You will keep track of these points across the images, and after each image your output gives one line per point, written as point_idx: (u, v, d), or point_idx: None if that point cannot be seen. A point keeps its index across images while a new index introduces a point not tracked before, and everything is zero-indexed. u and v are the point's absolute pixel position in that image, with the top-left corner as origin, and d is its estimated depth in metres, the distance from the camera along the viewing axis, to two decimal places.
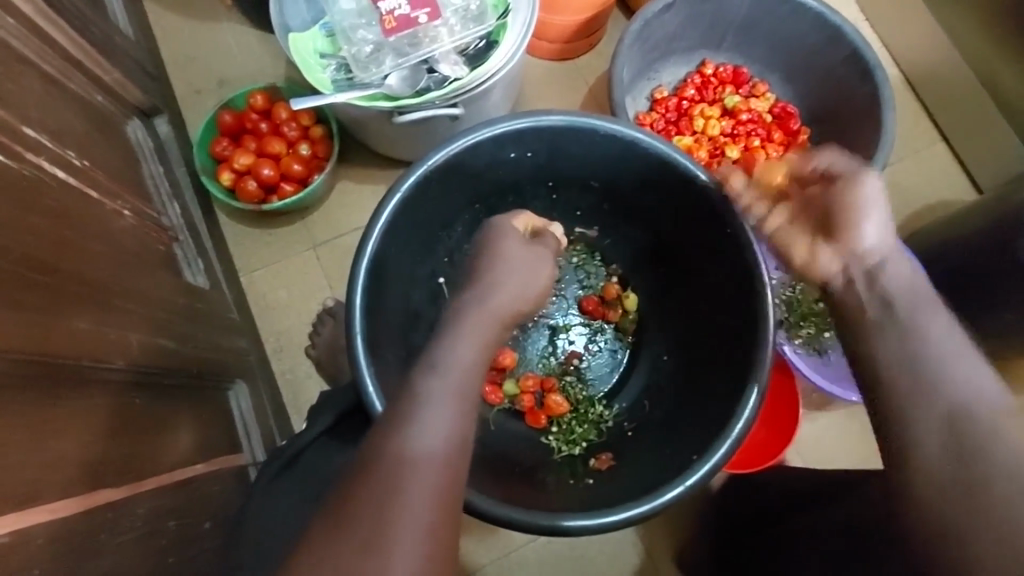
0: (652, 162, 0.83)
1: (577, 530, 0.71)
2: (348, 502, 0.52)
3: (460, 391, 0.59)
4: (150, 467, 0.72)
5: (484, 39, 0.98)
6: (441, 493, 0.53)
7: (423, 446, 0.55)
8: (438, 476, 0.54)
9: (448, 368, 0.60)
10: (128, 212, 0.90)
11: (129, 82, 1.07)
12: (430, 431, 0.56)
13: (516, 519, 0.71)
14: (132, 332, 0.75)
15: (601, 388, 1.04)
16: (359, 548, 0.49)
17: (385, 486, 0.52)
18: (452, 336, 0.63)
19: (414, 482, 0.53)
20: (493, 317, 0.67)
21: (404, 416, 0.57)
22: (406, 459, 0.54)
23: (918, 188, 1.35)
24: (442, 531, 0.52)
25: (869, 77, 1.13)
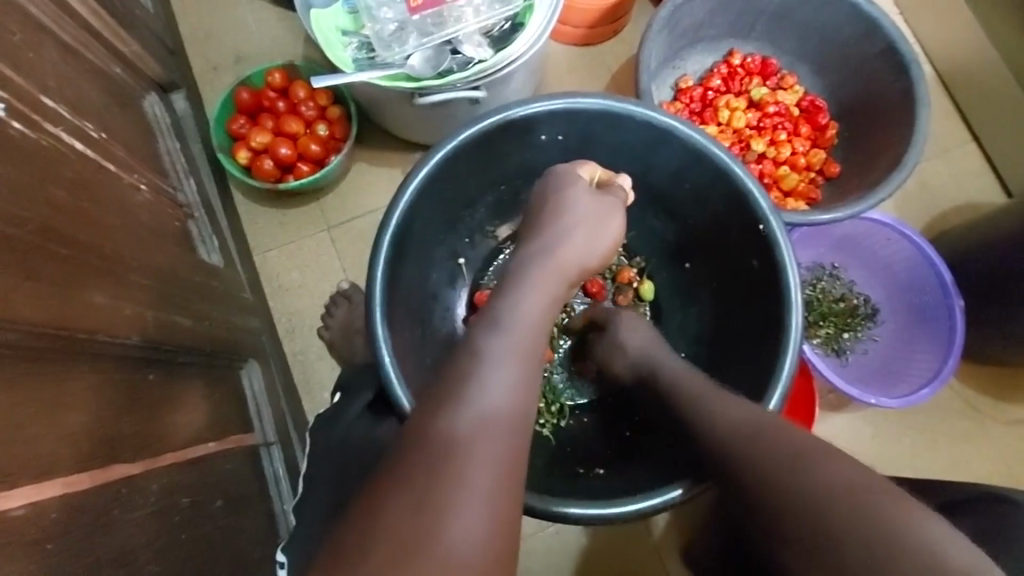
0: (684, 152, 0.81)
1: (614, 517, 0.70)
2: (406, 459, 0.49)
3: (521, 347, 0.57)
4: (163, 444, 0.71)
5: (510, 20, 0.96)
6: (505, 456, 0.50)
7: (486, 404, 0.52)
8: (502, 433, 0.51)
9: (512, 326, 0.59)
10: (144, 187, 0.89)
11: (148, 56, 1.06)
12: (495, 384, 0.54)
13: (541, 507, 0.70)
14: (147, 308, 0.74)
15: (574, 398, 1.00)
16: (421, 503, 0.46)
17: (446, 443, 0.49)
18: (515, 297, 0.62)
19: (477, 439, 0.50)
20: (557, 274, 0.66)
21: (465, 373, 0.54)
22: (467, 417, 0.51)
23: (946, 189, 1.32)
24: (506, 496, 0.48)
25: (904, 72, 1.10)
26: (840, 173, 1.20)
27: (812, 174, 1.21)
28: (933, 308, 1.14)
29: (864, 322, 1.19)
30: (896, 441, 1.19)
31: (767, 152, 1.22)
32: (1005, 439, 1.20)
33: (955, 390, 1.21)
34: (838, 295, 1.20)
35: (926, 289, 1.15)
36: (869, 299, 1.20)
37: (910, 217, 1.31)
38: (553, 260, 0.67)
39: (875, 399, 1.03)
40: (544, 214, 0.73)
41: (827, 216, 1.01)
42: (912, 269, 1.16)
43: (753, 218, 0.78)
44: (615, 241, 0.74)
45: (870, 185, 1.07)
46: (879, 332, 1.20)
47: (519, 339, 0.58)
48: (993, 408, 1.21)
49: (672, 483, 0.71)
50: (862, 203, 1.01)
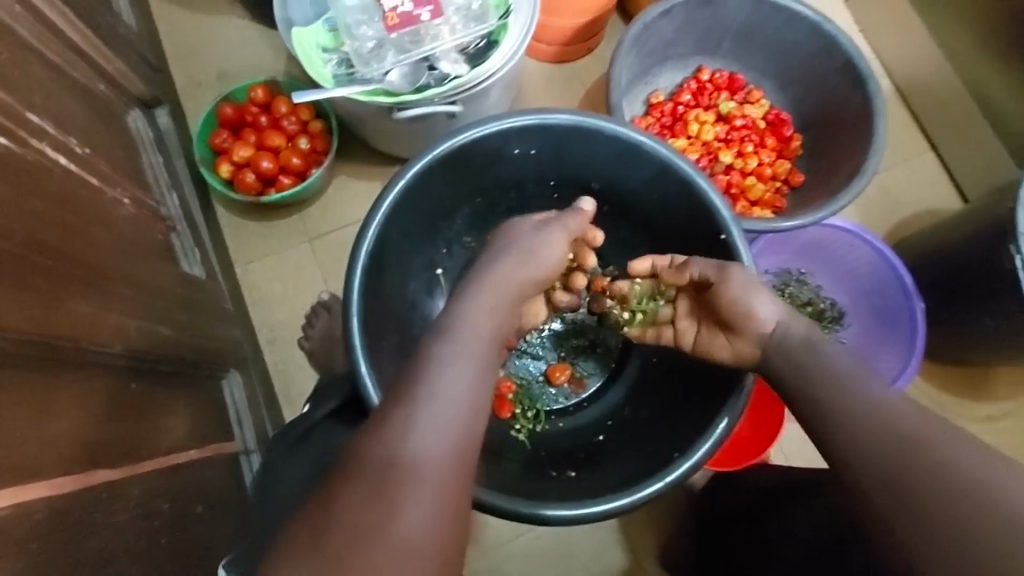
0: (651, 165, 0.85)
1: (544, 521, 0.70)
2: (364, 450, 0.53)
3: (475, 350, 0.61)
4: (145, 450, 0.73)
5: (485, 39, 1.00)
6: (454, 452, 0.53)
7: (437, 403, 0.55)
8: (452, 432, 0.54)
9: (468, 330, 0.62)
10: (128, 200, 0.91)
11: (131, 73, 1.08)
12: (449, 386, 0.57)
13: (508, 508, 0.71)
14: (130, 318, 0.76)
15: (551, 404, 1.02)
16: (372, 492, 0.50)
17: (393, 446, 0.52)
18: (473, 303, 0.66)
19: (422, 443, 0.53)
20: (510, 288, 0.70)
21: (423, 372, 0.58)
22: (419, 417, 0.54)
23: (906, 195, 1.38)
24: (450, 496, 0.51)
25: (861, 86, 1.15)
26: (804, 182, 1.25)
27: (778, 183, 1.26)
28: (895, 310, 1.19)
29: (831, 325, 1.24)
30: None
31: (734, 163, 1.28)
32: (967, 435, 1.24)
33: (920, 389, 1.26)
34: (806, 300, 1.24)
35: (887, 293, 1.20)
36: (835, 303, 1.25)
37: (873, 224, 1.37)
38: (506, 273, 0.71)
39: None
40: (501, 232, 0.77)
41: (789, 223, 1.05)
42: (875, 272, 1.20)
43: (716, 226, 0.82)
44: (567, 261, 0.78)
45: (832, 193, 1.13)
46: (845, 335, 1.24)
47: (475, 343, 0.62)
48: (957, 405, 1.25)
49: (721, 413, 0.76)
50: (822, 211, 1.06)
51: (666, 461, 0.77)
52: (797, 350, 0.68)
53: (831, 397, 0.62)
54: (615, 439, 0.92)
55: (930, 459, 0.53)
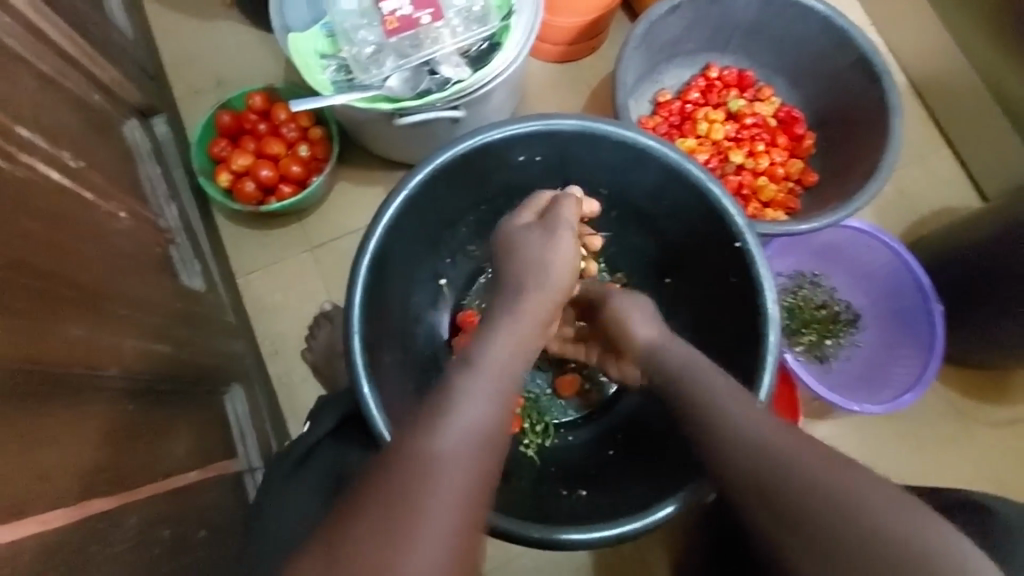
0: (661, 170, 0.81)
1: (565, 544, 0.68)
2: (394, 464, 0.54)
3: (504, 386, 0.61)
4: (142, 475, 0.71)
5: (488, 41, 0.96)
6: (472, 486, 0.54)
7: (463, 435, 0.56)
8: (470, 471, 0.54)
9: (496, 363, 0.62)
10: (124, 214, 0.88)
11: (127, 82, 1.06)
12: (472, 425, 0.57)
13: (545, 537, 0.69)
14: (125, 338, 0.74)
15: (560, 416, 1.00)
16: (396, 509, 0.50)
17: (418, 477, 0.52)
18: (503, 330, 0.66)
19: (438, 472, 0.53)
20: (532, 318, 0.68)
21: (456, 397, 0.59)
22: (445, 448, 0.55)
23: (923, 193, 1.34)
24: (467, 532, 0.52)
25: (876, 82, 1.12)
26: (818, 182, 1.22)
27: (791, 184, 1.23)
28: (914, 313, 1.15)
29: (846, 329, 1.20)
30: (884, 446, 1.19)
31: (745, 163, 1.24)
32: (988, 441, 1.21)
33: (940, 393, 1.22)
34: (819, 303, 1.21)
35: (905, 295, 1.16)
36: (849, 305, 1.22)
37: (890, 223, 1.33)
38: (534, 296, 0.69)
39: (857, 406, 1.05)
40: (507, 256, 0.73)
41: (803, 226, 1.02)
42: (892, 273, 1.17)
43: (729, 234, 0.78)
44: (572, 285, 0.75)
45: (847, 193, 1.09)
46: (862, 339, 1.21)
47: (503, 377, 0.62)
48: (979, 410, 1.22)
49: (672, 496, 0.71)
50: (838, 213, 1.03)
51: (675, 483, 0.74)
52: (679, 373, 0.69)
53: (740, 445, 0.59)
54: (624, 455, 0.89)
55: (863, 508, 0.51)
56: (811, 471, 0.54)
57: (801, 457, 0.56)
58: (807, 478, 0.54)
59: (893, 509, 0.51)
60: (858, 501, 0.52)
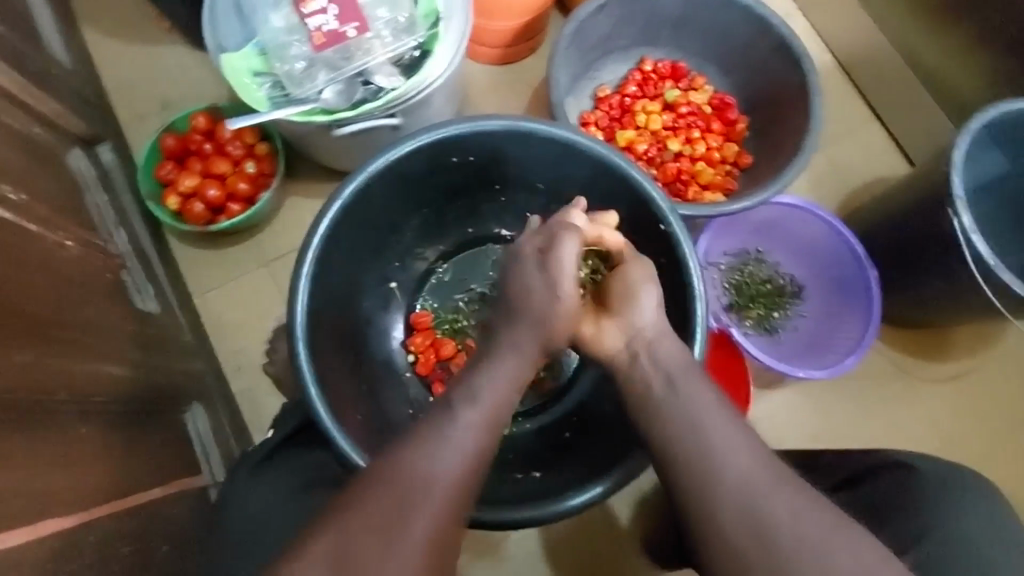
0: (589, 162, 0.85)
1: (514, 522, 0.72)
2: (386, 480, 0.59)
3: (496, 417, 0.66)
4: (102, 496, 0.71)
5: (418, 49, 0.99)
6: (451, 505, 0.59)
7: (451, 460, 0.61)
8: (452, 494, 0.60)
9: (492, 396, 0.67)
10: (71, 243, 0.89)
11: (68, 112, 1.06)
12: (463, 453, 0.62)
13: (514, 519, 0.72)
14: (76, 363, 0.74)
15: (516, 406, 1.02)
16: (381, 522, 0.56)
17: (406, 495, 0.58)
18: (498, 361, 0.70)
19: (425, 491, 0.59)
20: (528, 348, 0.72)
21: (451, 425, 0.63)
22: (435, 472, 0.60)
23: (855, 166, 1.41)
24: (441, 545, 0.58)
25: (797, 65, 1.17)
26: (753, 163, 1.27)
27: (727, 167, 1.28)
28: (851, 281, 1.21)
29: (790, 301, 1.26)
30: (833, 409, 1.25)
31: (683, 151, 1.29)
32: (931, 397, 1.27)
33: (883, 355, 1.28)
34: (765, 278, 1.27)
35: (840, 265, 1.23)
36: (793, 278, 1.27)
37: (825, 197, 1.39)
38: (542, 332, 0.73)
39: (801, 371, 1.10)
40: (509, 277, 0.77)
41: (736, 205, 1.07)
42: (828, 245, 1.23)
43: (655, 217, 0.82)
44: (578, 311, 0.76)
45: (777, 171, 1.15)
46: (806, 310, 1.26)
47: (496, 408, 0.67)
48: (921, 368, 1.28)
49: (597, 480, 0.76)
50: (768, 190, 1.08)
51: (616, 460, 0.79)
52: (665, 367, 0.71)
53: (692, 433, 0.66)
54: (578, 436, 0.93)
55: (776, 515, 0.60)
56: (748, 474, 0.62)
57: (733, 461, 0.63)
58: (739, 481, 0.62)
59: (805, 519, 0.59)
60: (780, 512, 0.60)
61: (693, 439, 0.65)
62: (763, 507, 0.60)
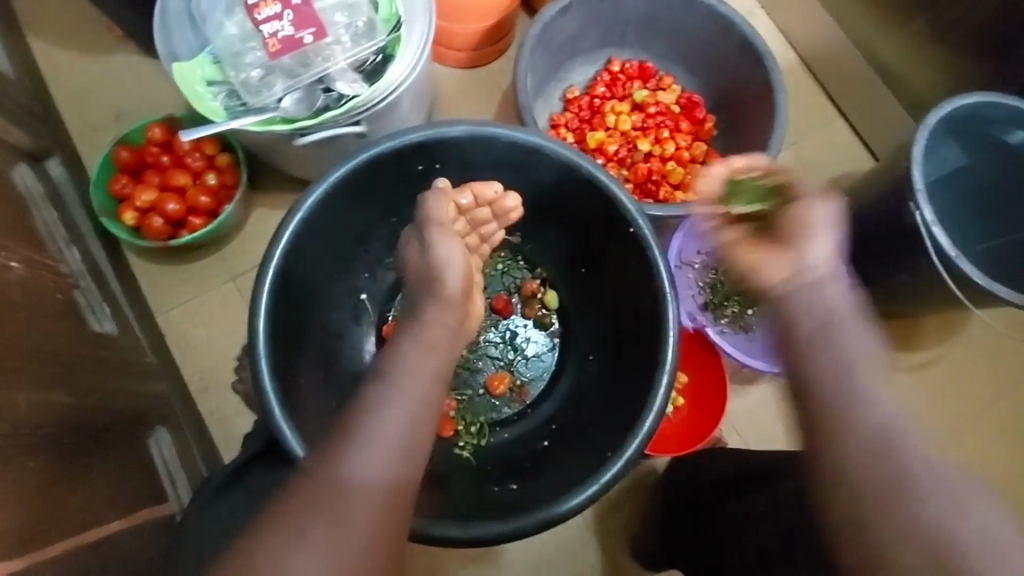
0: (556, 166, 0.83)
1: (489, 539, 0.70)
2: (305, 485, 0.59)
3: (411, 396, 0.63)
4: (55, 532, 0.67)
5: (380, 53, 0.97)
6: (380, 502, 0.58)
7: (369, 453, 0.59)
8: (376, 489, 0.59)
9: (403, 377, 0.64)
10: (17, 263, 0.84)
11: (11, 125, 1.01)
12: (378, 444, 0.60)
13: (499, 533, 0.70)
14: (21, 393, 0.70)
15: (495, 416, 1.00)
16: (305, 527, 0.56)
17: (325, 497, 0.57)
18: (410, 340, 0.68)
19: (353, 497, 0.58)
20: (441, 324, 0.70)
21: (363, 418, 0.62)
22: (354, 468, 0.59)
23: (822, 162, 1.42)
24: (383, 544, 0.58)
25: (761, 63, 1.18)
26: (722, 162, 1.28)
27: (697, 165, 1.28)
28: None
29: None
30: None
31: (653, 151, 1.28)
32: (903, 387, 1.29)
33: None
34: None
35: None
36: None
37: None
38: (442, 308, 0.71)
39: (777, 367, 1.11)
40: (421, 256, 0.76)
41: None
42: None
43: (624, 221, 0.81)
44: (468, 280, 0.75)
45: None
46: None
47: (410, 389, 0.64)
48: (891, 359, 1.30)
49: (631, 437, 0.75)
50: None
51: (599, 466, 0.76)
52: (807, 311, 0.65)
53: (833, 366, 0.61)
54: (557, 443, 0.92)
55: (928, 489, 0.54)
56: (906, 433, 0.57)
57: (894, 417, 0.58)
58: (888, 444, 0.56)
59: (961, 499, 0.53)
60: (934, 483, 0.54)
61: (840, 391, 0.60)
62: (913, 467, 0.55)
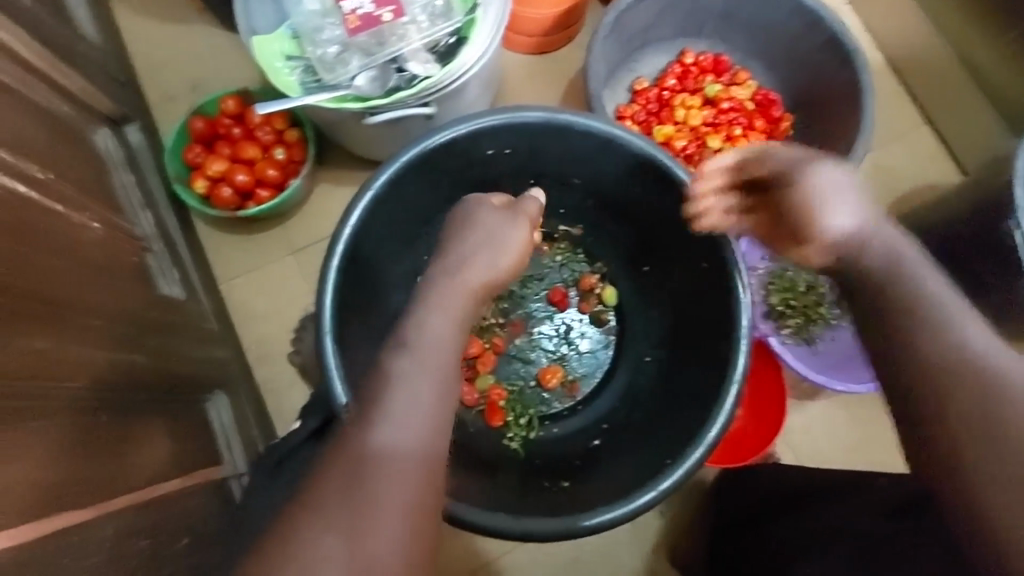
0: (630, 159, 0.80)
1: (541, 536, 0.69)
2: (336, 463, 0.56)
3: (434, 361, 0.62)
4: (121, 486, 0.70)
5: (454, 35, 0.96)
6: (416, 474, 0.56)
7: (398, 422, 0.58)
8: (410, 457, 0.56)
9: (423, 344, 0.63)
10: (96, 224, 0.88)
11: (95, 90, 1.05)
12: (405, 414, 0.58)
13: (549, 531, 0.69)
14: (95, 349, 0.73)
15: (545, 409, 0.99)
16: (343, 503, 0.53)
17: (359, 472, 0.55)
18: (427, 311, 0.66)
19: (387, 464, 0.56)
20: (461, 294, 0.68)
21: (380, 391, 0.60)
22: (384, 438, 0.57)
23: (904, 171, 1.34)
24: (423, 518, 0.55)
25: (848, 61, 1.11)
26: None
27: None
28: None
29: (831, 310, 1.20)
30: (872, 426, 1.19)
31: (724, 148, 1.23)
32: None
33: None
34: (805, 285, 1.20)
35: None
36: (834, 286, 1.21)
37: None
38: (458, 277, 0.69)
39: (840, 385, 1.05)
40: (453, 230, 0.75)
41: None
42: None
43: (699, 220, 0.77)
44: (515, 257, 0.74)
45: None
46: (846, 321, 1.20)
47: (432, 355, 0.62)
48: None
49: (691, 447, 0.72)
50: None
51: (656, 472, 0.74)
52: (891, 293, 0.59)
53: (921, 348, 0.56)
54: (608, 443, 0.90)
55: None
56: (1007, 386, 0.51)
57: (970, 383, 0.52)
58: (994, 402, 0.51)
59: None
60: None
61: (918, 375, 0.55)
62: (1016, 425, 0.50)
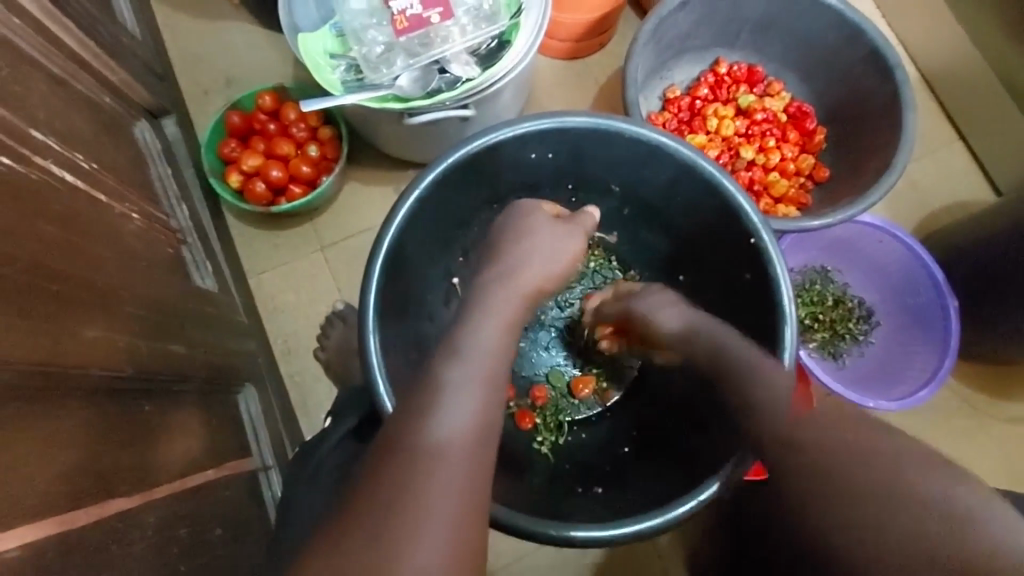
0: (674, 167, 0.80)
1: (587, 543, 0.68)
2: (382, 473, 0.54)
3: (484, 371, 0.60)
4: (162, 474, 0.71)
5: (497, 39, 0.96)
6: (463, 487, 0.54)
7: (446, 433, 0.55)
8: (459, 467, 0.54)
9: (474, 352, 0.61)
10: (136, 215, 0.89)
11: (135, 82, 1.06)
12: (455, 425, 0.56)
13: (590, 538, 0.69)
14: (140, 338, 0.74)
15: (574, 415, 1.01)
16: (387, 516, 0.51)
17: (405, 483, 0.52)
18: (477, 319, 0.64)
19: (436, 472, 0.53)
20: (510, 304, 0.66)
21: (429, 402, 0.57)
22: (432, 448, 0.54)
23: (934, 187, 1.33)
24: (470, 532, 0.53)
25: (888, 76, 1.10)
26: (829, 177, 1.21)
27: (802, 179, 1.22)
28: (928, 309, 1.14)
29: (860, 325, 1.19)
30: None
31: (756, 159, 1.23)
32: (1000, 438, 1.20)
33: (953, 389, 1.21)
34: (834, 299, 1.20)
35: (919, 292, 1.15)
36: (863, 301, 1.21)
37: (901, 217, 1.32)
38: (511, 283, 0.67)
39: (873, 403, 1.04)
40: (503, 235, 0.73)
41: (816, 222, 1.01)
42: (905, 268, 1.16)
43: (744, 231, 0.77)
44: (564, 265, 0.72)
45: (861, 189, 1.08)
46: (874, 337, 1.20)
47: (482, 365, 0.61)
48: (992, 406, 1.21)
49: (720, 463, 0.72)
50: (854, 208, 1.01)
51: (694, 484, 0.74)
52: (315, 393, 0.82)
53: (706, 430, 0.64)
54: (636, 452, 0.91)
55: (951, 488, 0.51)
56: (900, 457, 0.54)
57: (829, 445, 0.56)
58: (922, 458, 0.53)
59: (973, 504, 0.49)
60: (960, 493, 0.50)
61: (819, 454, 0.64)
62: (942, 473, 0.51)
